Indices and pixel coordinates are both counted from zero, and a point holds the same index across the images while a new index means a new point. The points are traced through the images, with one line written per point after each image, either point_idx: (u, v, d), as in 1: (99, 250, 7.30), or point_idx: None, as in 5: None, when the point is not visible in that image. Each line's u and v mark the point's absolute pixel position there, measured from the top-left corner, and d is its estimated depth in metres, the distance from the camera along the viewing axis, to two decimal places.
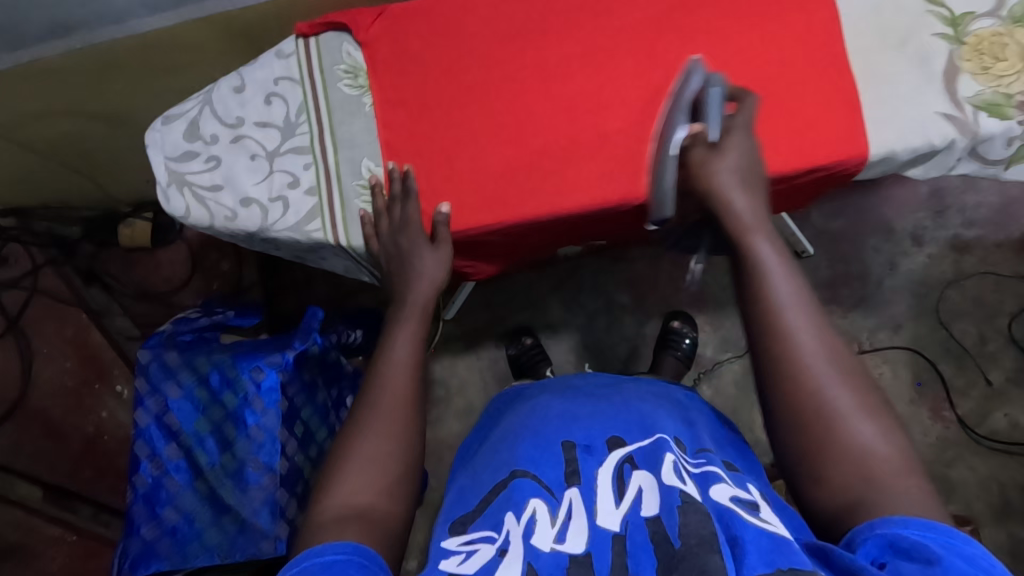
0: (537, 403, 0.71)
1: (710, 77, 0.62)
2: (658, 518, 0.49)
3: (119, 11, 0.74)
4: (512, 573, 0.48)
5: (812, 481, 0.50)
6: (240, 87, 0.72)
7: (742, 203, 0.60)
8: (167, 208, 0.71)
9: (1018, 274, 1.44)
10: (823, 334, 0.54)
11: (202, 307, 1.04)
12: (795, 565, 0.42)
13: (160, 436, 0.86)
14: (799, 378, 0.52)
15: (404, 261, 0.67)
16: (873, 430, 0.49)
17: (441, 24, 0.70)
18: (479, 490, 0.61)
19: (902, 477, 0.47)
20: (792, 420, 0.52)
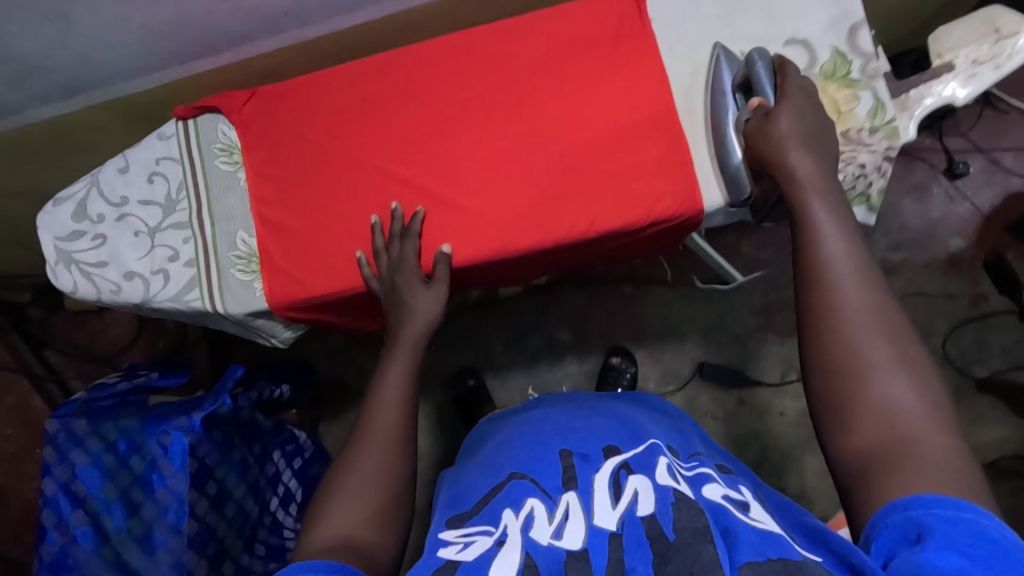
0: (535, 417, 0.70)
1: (751, 53, 0.64)
2: (653, 516, 0.46)
3: (14, 103, 0.80)
4: (510, 561, 0.46)
5: (838, 429, 0.45)
6: (124, 168, 0.76)
7: (803, 164, 0.55)
8: (57, 285, 0.75)
9: (947, 293, 1.43)
10: (879, 293, 0.48)
11: (124, 372, 1.06)
12: (786, 555, 0.41)
13: (68, 503, 0.88)
14: (841, 325, 0.47)
15: (398, 305, 0.68)
16: (912, 388, 0.44)
17: (304, 105, 0.75)
18: (474, 493, 0.59)
19: (941, 439, 0.42)
20: (825, 369, 0.47)
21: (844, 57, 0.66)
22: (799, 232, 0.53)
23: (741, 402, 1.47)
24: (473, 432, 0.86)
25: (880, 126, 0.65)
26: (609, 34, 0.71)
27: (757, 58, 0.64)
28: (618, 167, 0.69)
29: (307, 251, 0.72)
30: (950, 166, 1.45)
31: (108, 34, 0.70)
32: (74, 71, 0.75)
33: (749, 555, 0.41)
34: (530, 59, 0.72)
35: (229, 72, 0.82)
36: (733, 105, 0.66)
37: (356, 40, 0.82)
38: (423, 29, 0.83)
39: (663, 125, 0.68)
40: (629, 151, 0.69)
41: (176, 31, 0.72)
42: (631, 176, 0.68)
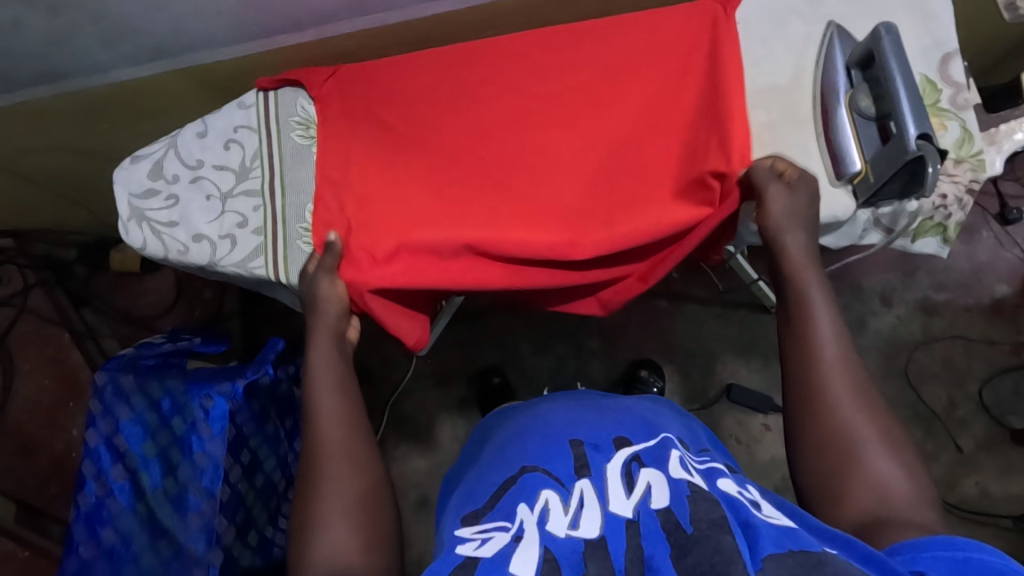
0: (541, 411, 0.72)
1: (875, 27, 0.60)
2: (670, 509, 0.49)
3: (101, 63, 0.81)
4: (530, 556, 0.48)
5: (831, 502, 0.53)
6: (202, 133, 0.78)
7: (792, 242, 0.63)
8: (126, 240, 0.77)
9: (987, 338, 1.41)
10: (868, 389, 0.56)
11: (168, 335, 1.07)
12: (806, 547, 0.44)
13: (108, 456, 0.90)
14: (836, 408, 0.54)
15: (309, 300, 0.69)
16: (894, 466, 0.52)
17: (378, 90, 0.76)
18: (488, 485, 0.61)
19: (920, 512, 0.49)
20: (818, 442, 0.54)
21: (933, 86, 0.65)
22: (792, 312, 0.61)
23: (767, 428, 1.46)
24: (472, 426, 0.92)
25: (966, 158, 0.64)
26: (694, 42, 0.71)
27: (884, 33, 0.60)
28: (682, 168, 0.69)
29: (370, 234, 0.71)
30: (1002, 211, 1.42)
31: (204, 3, 0.72)
32: (163, 36, 0.77)
33: (771, 547, 0.44)
34: (612, 62, 0.72)
35: (309, 49, 0.83)
36: (844, 83, 0.65)
37: (435, 29, 0.83)
38: (501, 23, 0.84)
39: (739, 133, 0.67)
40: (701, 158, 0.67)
41: (268, 5, 0.74)
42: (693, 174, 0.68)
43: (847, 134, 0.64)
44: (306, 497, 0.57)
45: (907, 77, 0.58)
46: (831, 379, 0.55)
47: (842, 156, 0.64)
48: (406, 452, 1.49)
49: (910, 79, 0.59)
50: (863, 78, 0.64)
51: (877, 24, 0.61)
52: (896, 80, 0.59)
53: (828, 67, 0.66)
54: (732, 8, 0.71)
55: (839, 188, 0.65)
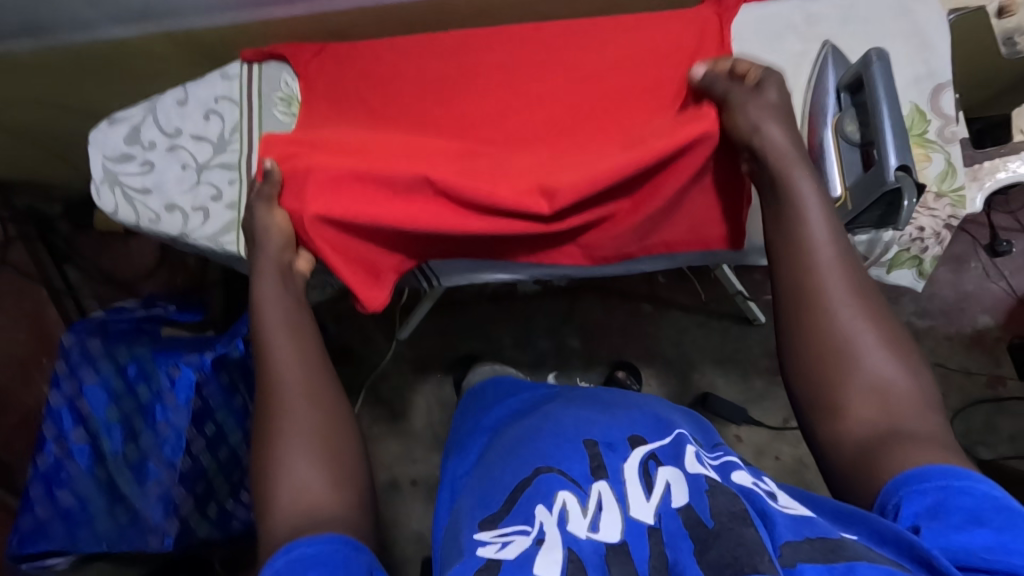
0: (551, 410, 0.68)
1: (867, 52, 0.59)
2: (689, 505, 0.49)
3: (87, 20, 0.80)
4: (554, 560, 0.47)
5: (831, 413, 0.52)
6: (182, 101, 0.76)
7: (778, 135, 0.60)
8: (98, 203, 0.76)
9: (965, 369, 1.41)
10: (869, 298, 0.54)
11: (142, 301, 1.06)
12: (825, 534, 0.43)
13: (70, 418, 0.89)
14: (835, 317, 0.53)
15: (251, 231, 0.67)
16: (896, 364, 0.51)
17: (365, 70, 0.75)
18: (502, 490, 0.58)
19: (924, 417, 0.49)
20: (817, 352, 0.53)
21: (922, 116, 0.64)
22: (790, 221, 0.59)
23: (738, 439, 1.47)
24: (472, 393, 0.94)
25: (947, 193, 0.64)
26: (687, 49, 0.70)
27: (875, 60, 0.58)
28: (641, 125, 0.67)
29: (316, 187, 0.65)
30: (992, 244, 1.42)
31: None
32: None
33: (788, 533, 0.43)
34: (604, 63, 0.71)
35: (300, 23, 0.82)
36: (832, 106, 0.64)
37: (430, 15, 0.82)
38: (499, 15, 0.83)
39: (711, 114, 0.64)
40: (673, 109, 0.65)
41: None
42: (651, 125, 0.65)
43: (830, 158, 0.63)
44: (266, 441, 0.53)
45: (892, 104, 0.57)
46: (831, 293, 0.54)
47: (824, 181, 0.63)
48: (379, 434, 1.49)
49: (897, 110, 0.57)
50: (852, 102, 0.63)
51: (871, 49, 0.59)
52: (883, 109, 0.57)
53: (819, 88, 0.65)
54: (728, 19, 0.70)
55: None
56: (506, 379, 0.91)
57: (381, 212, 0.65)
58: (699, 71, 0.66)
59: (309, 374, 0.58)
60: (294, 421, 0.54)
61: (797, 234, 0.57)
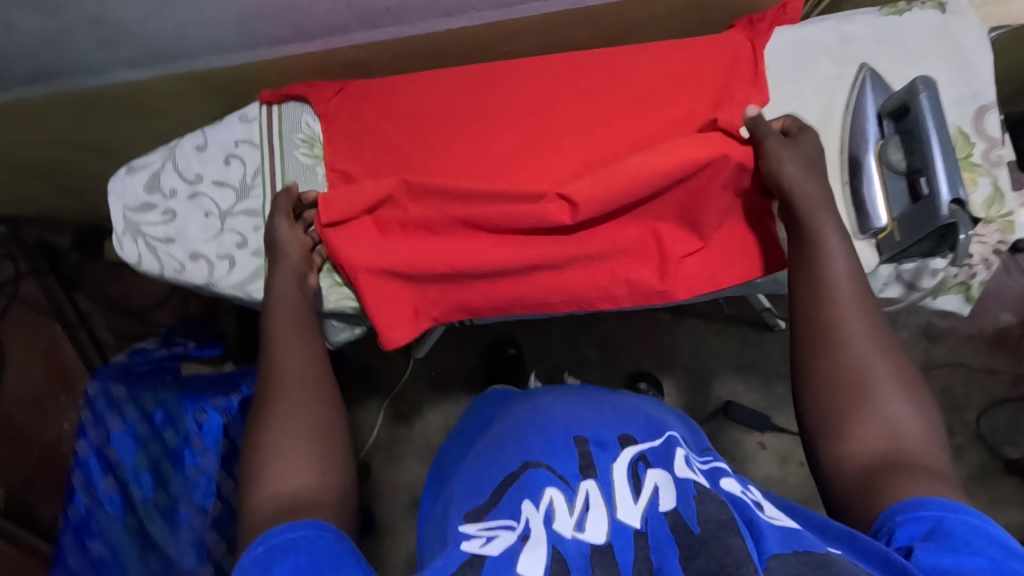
0: (540, 404, 0.70)
1: (913, 81, 0.58)
2: (677, 510, 0.49)
3: (98, 65, 0.77)
4: (538, 557, 0.47)
5: (837, 438, 0.51)
6: (202, 146, 0.75)
7: (794, 167, 0.60)
8: (120, 254, 0.74)
9: (987, 368, 1.40)
10: (883, 329, 0.54)
11: (162, 340, 1.04)
12: (811, 548, 0.43)
13: (98, 467, 0.88)
14: (850, 345, 0.53)
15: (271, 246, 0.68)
16: (906, 404, 0.50)
17: (388, 107, 0.73)
18: (489, 482, 0.60)
19: (933, 455, 0.48)
20: (827, 378, 0.53)
21: (966, 139, 0.63)
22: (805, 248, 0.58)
23: (762, 447, 1.46)
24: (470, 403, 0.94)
25: (995, 218, 0.62)
26: (720, 76, 0.68)
27: (922, 89, 0.57)
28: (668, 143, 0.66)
29: (358, 232, 0.69)
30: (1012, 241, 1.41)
31: (208, 12, 0.68)
32: (164, 41, 0.73)
33: (775, 545, 0.44)
34: (636, 93, 0.69)
35: (315, 58, 0.79)
36: (874, 132, 0.63)
37: (448, 44, 0.79)
38: (518, 41, 0.81)
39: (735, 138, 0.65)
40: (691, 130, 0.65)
41: (274, 15, 0.70)
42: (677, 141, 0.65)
43: (874, 187, 0.61)
44: (258, 423, 0.54)
45: (943, 135, 0.55)
46: (848, 321, 0.53)
47: (868, 209, 0.61)
48: (399, 454, 1.47)
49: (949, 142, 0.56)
50: (895, 129, 0.61)
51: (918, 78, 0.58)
52: (931, 139, 0.56)
53: (859, 113, 0.64)
54: (762, 44, 0.68)
55: (861, 242, 0.63)
56: (498, 390, 0.89)
57: (417, 255, 0.68)
58: (753, 111, 0.64)
59: (306, 364, 0.59)
60: (291, 407, 0.54)
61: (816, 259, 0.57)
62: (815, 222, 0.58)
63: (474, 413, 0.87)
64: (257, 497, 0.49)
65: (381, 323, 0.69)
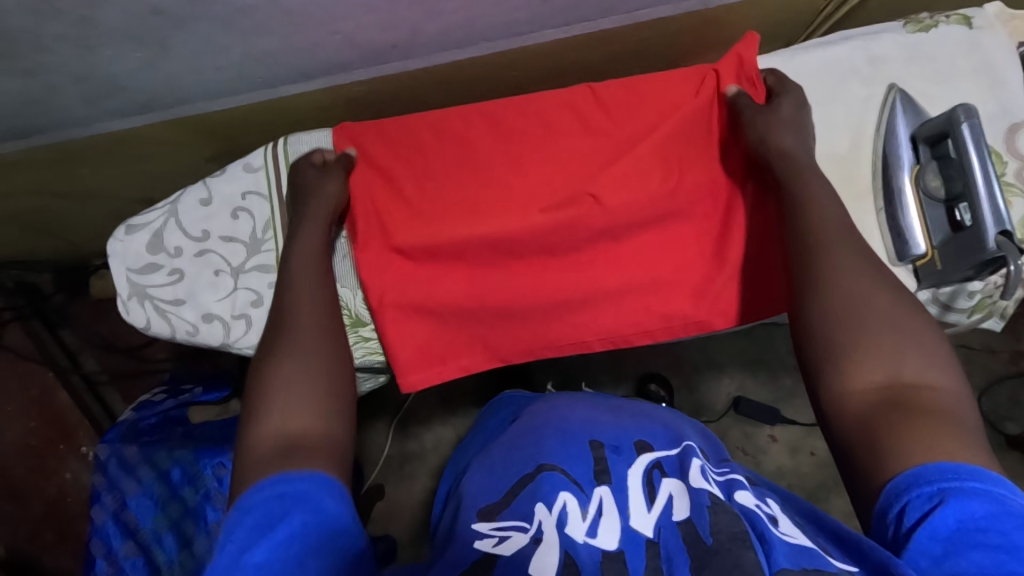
0: (558, 407, 0.68)
1: (955, 109, 0.57)
2: (689, 520, 0.50)
3: (85, 117, 0.72)
4: (550, 562, 0.48)
5: (835, 377, 0.48)
6: (206, 200, 0.71)
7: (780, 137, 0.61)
8: (127, 319, 0.70)
9: (986, 347, 1.41)
10: (872, 265, 0.52)
11: (168, 388, 1.00)
12: (821, 567, 0.43)
13: (118, 533, 0.84)
14: (840, 284, 0.51)
15: (299, 189, 0.66)
16: (910, 343, 0.48)
17: (398, 144, 0.69)
18: (507, 477, 0.59)
19: (939, 391, 0.45)
20: (823, 317, 0.51)
21: (999, 157, 0.62)
22: (792, 196, 0.58)
23: (773, 439, 1.46)
24: (484, 407, 0.90)
25: None
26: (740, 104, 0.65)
27: (963, 117, 0.56)
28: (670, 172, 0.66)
29: (385, 278, 0.67)
30: None
31: (203, 61, 0.64)
32: (157, 91, 0.68)
33: (784, 561, 0.44)
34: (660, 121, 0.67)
35: (316, 96, 0.75)
36: (909, 158, 0.62)
37: (455, 74, 0.75)
38: (528, 66, 0.77)
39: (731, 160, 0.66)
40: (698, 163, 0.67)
41: (275, 61, 0.66)
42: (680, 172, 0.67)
43: (911, 216, 0.60)
44: (261, 368, 0.52)
45: (990, 163, 0.55)
46: (833, 260, 0.53)
47: (907, 237, 0.60)
48: (412, 471, 1.41)
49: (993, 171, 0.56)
50: (931, 155, 0.61)
51: (960, 107, 0.57)
52: (974, 166, 0.56)
53: (892, 137, 0.62)
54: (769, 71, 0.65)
55: (899, 269, 0.62)
56: (511, 394, 0.86)
57: (448, 302, 0.67)
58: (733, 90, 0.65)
59: (319, 296, 0.59)
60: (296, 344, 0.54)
61: (803, 209, 0.57)
62: (802, 177, 0.58)
63: (492, 415, 0.85)
64: (256, 418, 0.49)
65: (400, 360, 0.68)
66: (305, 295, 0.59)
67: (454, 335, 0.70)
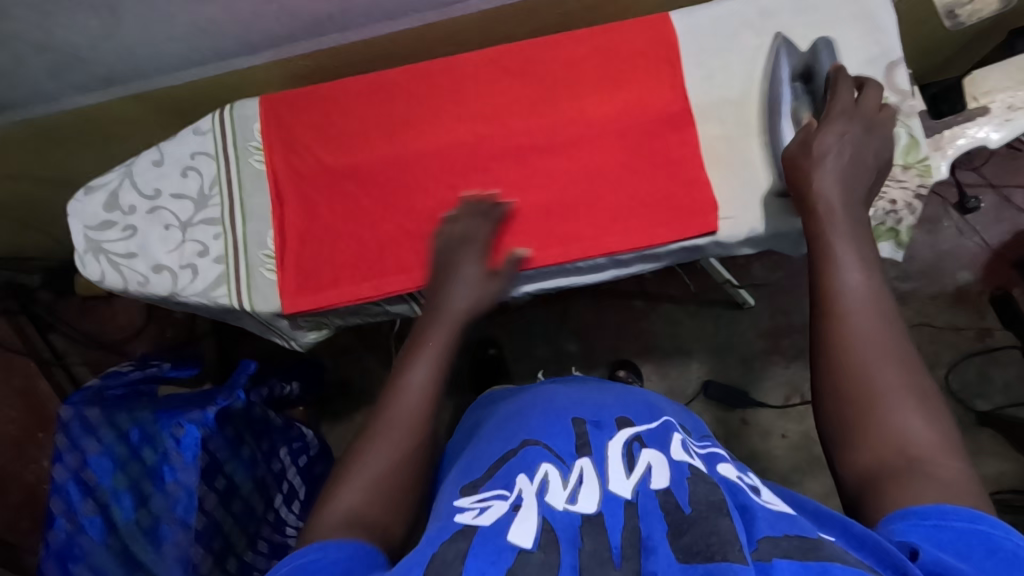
0: (540, 389, 0.64)
1: (816, 43, 0.67)
2: (669, 490, 0.44)
3: (51, 91, 0.80)
4: (527, 529, 0.42)
5: (847, 443, 0.46)
6: (158, 162, 0.76)
7: (823, 190, 0.56)
8: (83, 273, 0.75)
9: (953, 325, 1.35)
10: (901, 340, 0.47)
11: (137, 362, 1.05)
12: (802, 532, 0.39)
13: (78, 492, 0.88)
14: (858, 354, 0.47)
15: (443, 275, 0.63)
16: (923, 418, 0.44)
17: (328, 109, 0.75)
18: (484, 458, 0.54)
19: (949, 463, 0.41)
20: (836, 385, 0.47)
21: (879, 94, 0.67)
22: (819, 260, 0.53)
23: (744, 422, 1.44)
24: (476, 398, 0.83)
25: (913, 164, 0.66)
26: (646, 57, 0.71)
27: (822, 48, 0.66)
28: (580, 121, 0.71)
29: (322, 230, 0.74)
30: (961, 201, 1.36)
31: (154, 31, 0.71)
32: (115, 63, 0.76)
33: (767, 528, 0.40)
34: (570, 75, 0.72)
35: (269, 70, 0.82)
36: (788, 94, 0.67)
37: (391, 47, 0.82)
38: (462, 40, 0.84)
39: (640, 98, 0.71)
40: (607, 108, 0.71)
41: (218, 30, 0.72)
42: (592, 119, 0.71)
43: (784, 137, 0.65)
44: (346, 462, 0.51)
45: (840, 66, 0.63)
46: (855, 322, 0.48)
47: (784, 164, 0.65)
48: None
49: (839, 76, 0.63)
50: (805, 90, 0.67)
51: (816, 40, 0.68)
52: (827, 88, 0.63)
53: (775, 79, 0.68)
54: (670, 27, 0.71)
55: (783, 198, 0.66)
56: (493, 389, 0.78)
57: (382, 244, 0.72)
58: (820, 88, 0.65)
59: (426, 408, 0.53)
60: (388, 440, 0.51)
61: (825, 269, 0.52)
62: (826, 234, 0.54)
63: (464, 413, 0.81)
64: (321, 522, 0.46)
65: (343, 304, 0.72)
66: (418, 394, 0.54)
67: (384, 274, 0.71)
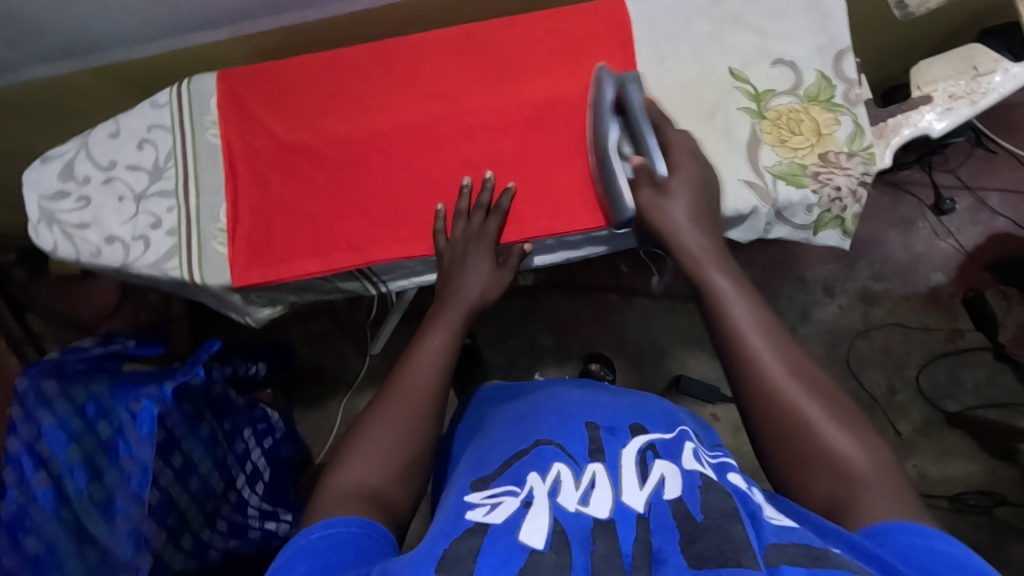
0: (554, 390, 0.65)
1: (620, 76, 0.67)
2: (681, 499, 0.44)
3: (10, 61, 0.80)
4: (539, 525, 0.43)
5: (798, 484, 0.51)
6: (114, 134, 0.77)
7: (695, 240, 0.62)
8: (37, 243, 0.75)
9: (925, 325, 1.33)
10: (799, 365, 0.54)
11: (100, 338, 1.05)
12: (809, 542, 0.41)
13: (30, 463, 0.86)
14: (780, 394, 0.52)
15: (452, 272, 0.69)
16: (851, 437, 0.50)
17: (286, 84, 0.76)
18: (497, 456, 0.56)
19: (884, 479, 0.48)
20: (770, 427, 0.52)
21: (828, 82, 0.68)
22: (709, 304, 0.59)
23: (715, 418, 1.44)
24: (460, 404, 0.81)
25: (858, 151, 0.66)
26: (600, 40, 0.72)
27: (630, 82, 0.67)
28: (534, 101, 0.71)
29: (276, 205, 0.74)
30: (936, 202, 1.34)
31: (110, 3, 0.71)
32: (73, 34, 0.76)
33: (772, 536, 0.41)
34: (525, 56, 0.73)
35: (231, 46, 0.83)
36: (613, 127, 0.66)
37: (351, 26, 0.82)
38: (424, 20, 0.84)
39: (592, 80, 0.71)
40: (560, 89, 0.71)
41: (173, 3, 0.73)
42: (545, 99, 0.71)
43: (619, 176, 0.65)
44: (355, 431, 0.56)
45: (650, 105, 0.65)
46: (765, 363, 0.53)
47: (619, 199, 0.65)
48: None
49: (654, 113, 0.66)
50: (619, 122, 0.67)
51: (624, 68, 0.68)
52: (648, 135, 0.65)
53: (600, 109, 0.66)
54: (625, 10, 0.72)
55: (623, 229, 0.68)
56: (492, 383, 0.79)
57: (337, 221, 0.72)
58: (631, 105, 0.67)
59: (436, 376, 0.59)
60: (400, 408, 0.56)
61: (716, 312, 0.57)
62: (707, 279, 0.59)
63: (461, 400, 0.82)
64: (336, 482, 0.52)
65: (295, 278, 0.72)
66: (426, 366, 0.60)
67: (333, 250, 0.72)
